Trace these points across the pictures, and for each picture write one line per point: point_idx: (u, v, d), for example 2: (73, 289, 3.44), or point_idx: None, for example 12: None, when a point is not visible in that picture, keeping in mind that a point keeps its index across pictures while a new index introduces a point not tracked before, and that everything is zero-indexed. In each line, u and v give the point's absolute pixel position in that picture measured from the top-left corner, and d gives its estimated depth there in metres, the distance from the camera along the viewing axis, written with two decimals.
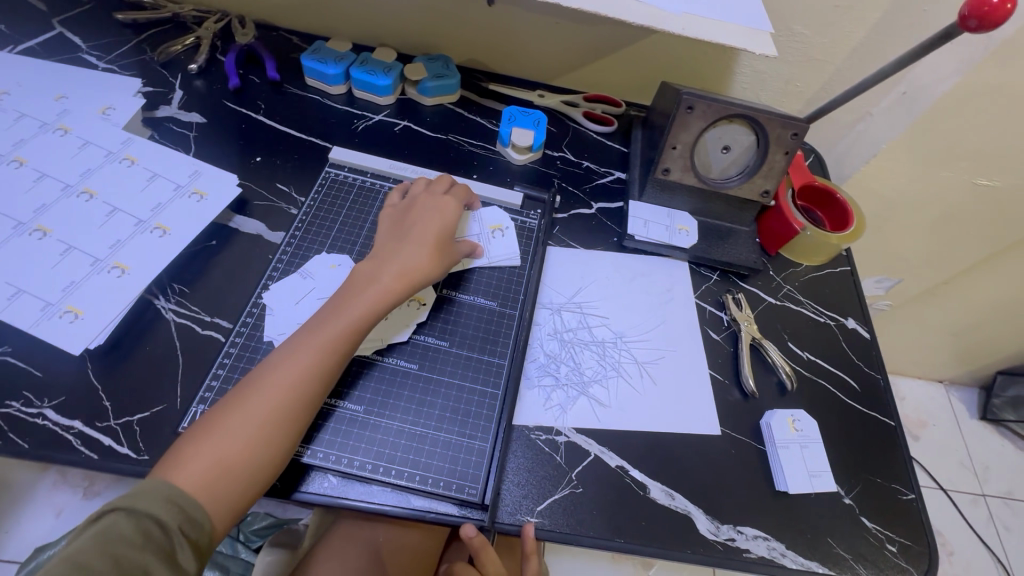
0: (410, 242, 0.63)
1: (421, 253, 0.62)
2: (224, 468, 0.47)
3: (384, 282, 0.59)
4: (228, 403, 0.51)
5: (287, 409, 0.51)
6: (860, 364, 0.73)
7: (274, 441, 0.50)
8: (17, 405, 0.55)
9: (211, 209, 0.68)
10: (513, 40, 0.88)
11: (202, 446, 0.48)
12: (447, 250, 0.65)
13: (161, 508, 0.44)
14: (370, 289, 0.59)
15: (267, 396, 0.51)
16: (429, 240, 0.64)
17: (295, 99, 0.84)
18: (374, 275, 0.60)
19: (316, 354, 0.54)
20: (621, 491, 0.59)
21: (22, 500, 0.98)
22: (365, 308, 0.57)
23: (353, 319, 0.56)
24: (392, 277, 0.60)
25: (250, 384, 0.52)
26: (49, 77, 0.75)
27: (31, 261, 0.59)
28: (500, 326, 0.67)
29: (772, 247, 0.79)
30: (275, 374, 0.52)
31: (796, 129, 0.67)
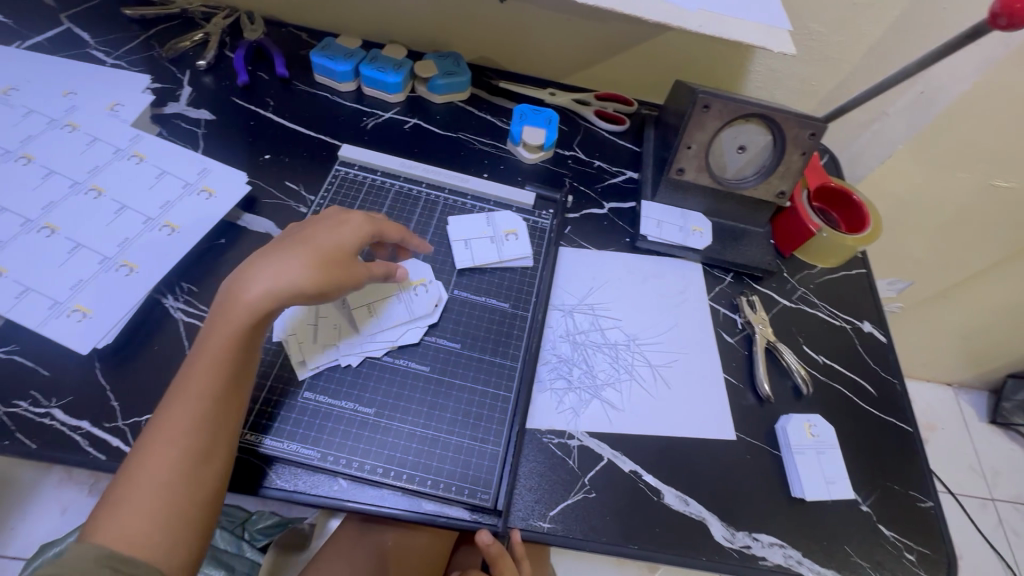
0: (278, 250, 0.53)
1: (298, 258, 0.53)
2: (141, 527, 0.43)
3: (278, 271, 0.51)
4: (129, 463, 0.45)
5: (190, 453, 0.46)
6: (876, 368, 0.72)
7: (194, 478, 0.46)
8: (25, 405, 0.54)
9: (220, 207, 0.67)
10: (525, 37, 0.87)
11: (108, 515, 0.43)
12: (338, 255, 0.55)
13: (107, 554, 0.41)
14: (229, 307, 0.50)
15: (159, 446, 0.45)
16: (308, 244, 0.54)
17: (305, 96, 0.83)
18: (236, 290, 0.50)
19: (216, 359, 0.49)
20: (634, 496, 0.58)
21: (27, 497, 0.98)
22: (233, 330, 0.49)
23: (253, 306, 0.50)
24: (263, 285, 0.51)
25: (155, 426, 0.47)
26: (57, 73, 0.74)
27: (38, 259, 0.58)
28: (502, 313, 0.67)
29: (787, 248, 0.77)
30: (176, 402, 0.47)
31: (814, 129, 0.66)
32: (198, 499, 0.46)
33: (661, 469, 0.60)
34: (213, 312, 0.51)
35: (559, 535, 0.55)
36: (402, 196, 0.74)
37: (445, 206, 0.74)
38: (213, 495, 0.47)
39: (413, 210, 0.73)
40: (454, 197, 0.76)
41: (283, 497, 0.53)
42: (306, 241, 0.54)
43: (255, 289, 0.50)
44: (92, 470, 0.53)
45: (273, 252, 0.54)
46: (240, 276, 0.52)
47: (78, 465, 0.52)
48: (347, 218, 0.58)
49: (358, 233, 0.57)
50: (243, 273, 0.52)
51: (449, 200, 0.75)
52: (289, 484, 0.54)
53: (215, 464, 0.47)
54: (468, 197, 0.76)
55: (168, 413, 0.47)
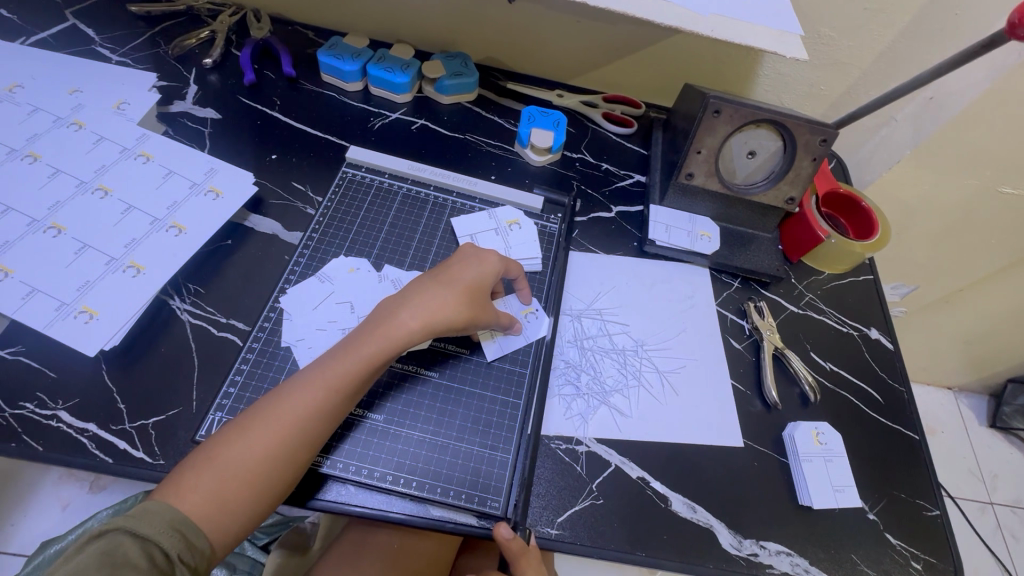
0: (430, 283, 0.58)
1: (449, 296, 0.57)
2: (223, 502, 0.46)
3: (440, 298, 0.56)
4: (236, 429, 0.49)
5: (290, 447, 0.49)
6: (884, 375, 0.72)
7: (271, 478, 0.48)
8: (32, 406, 0.54)
9: (226, 208, 0.66)
10: (534, 39, 0.86)
11: (204, 477, 0.46)
12: (479, 299, 0.58)
13: (163, 533, 0.43)
14: (383, 330, 0.54)
15: (275, 430, 0.49)
16: (461, 284, 0.58)
17: (311, 95, 0.83)
18: (395, 314, 0.55)
19: (340, 382, 0.51)
20: (642, 503, 0.58)
21: (29, 492, 0.98)
22: (376, 352, 0.53)
23: (406, 333, 0.54)
24: (415, 319, 0.55)
25: (259, 413, 0.50)
26: (63, 70, 0.74)
27: (45, 259, 0.58)
28: (522, 340, 0.65)
29: (794, 254, 0.77)
30: (290, 403, 0.50)
31: (825, 135, 0.65)
32: (276, 487, 0.48)
33: (668, 476, 0.60)
34: (367, 320, 0.56)
35: (568, 542, 0.55)
36: (410, 199, 0.74)
37: (452, 209, 0.74)
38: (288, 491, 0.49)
39: (421, 212, 0.73)
40: (461, 200, 0.75)
41: (290, 502, 0.53)
42: (453, 279, 0.58)
43: (412, 319, 0.55)
44: (99, 473, 0.52)
45: (432, 283, 0.58)
46: (399, 301, 0.56)
47: (85, 467, 0.52)
48: (488, 257, 0.62)
49: (491, 276, 0.60)
50: (399, 303, 0.56)
51: (457, 203, 0.75)
52: (301, 491, 0.53)
53: (299, 464, 0.50)
54: (475, 200, 0.76)
55: (279, 411, 0.49)
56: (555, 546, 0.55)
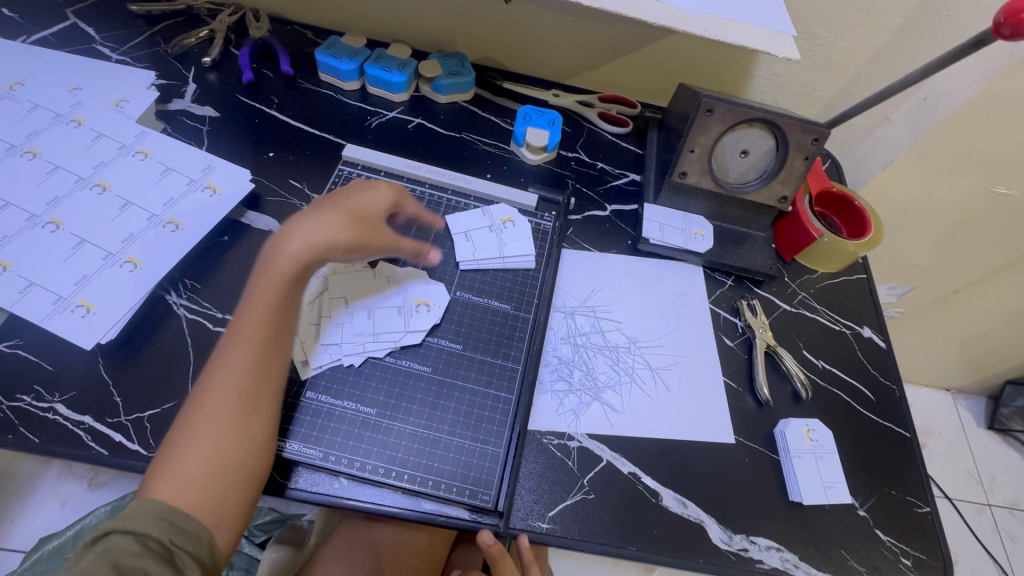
0: (310, 213, 0.59)
1: (327, 220, 0.57)
2: (191, 485, 0.46)
3: (315, 225, 0.57)
4: (186, 414, 0.49)
5: (232, 409, 0.50)
6: (875, 373, 0.72)
7: (238, 444, 0.49)
8: (29, 399, 0.54)
9: (223, 204, 0.67)
10: (530, 39, 0.87)
11: (166, 467, 0.47)
12: (367, 217, 0.60)
13: (154, 519, 0.44)
14: (267, 269, 0.55)
15: (214, 400, 0.50)
16: (340, 207, 0.59)
17: (309, 94, 0.84)
18: (270, 249, 0.56)
19: (251, 323, 0.53)
20: (632, 498, 0.58)
21: (27, 488, 0.99)
22: (272, 288, 0.54)
23: (289, 256, 0.55)
24: (297, 249, 0.56)
25: (200, 389, 0.51)
26: (63, 68, 0.74)
27: (43, 254, 0.59)
28: (515, 332, 0.66)
29: (788, 252, 0.78)
30: (219, 366, 0.51)
31: (817, 135, 0.66)
32: (242, 459, 0.49)
33: (659, 471, 0.60)
34: (256, 263, 0.57)
35: (558, 536, 0.55)
36: None
37: (447, 206, 0.75)
38: (258, 455, 0.50)
39: None
40: (456, 197, 0.76)
41: (283, 495, 0.54)
42: (338, 205, 0.60)
43: (298, 249, 0.55)
44: (94, 465, 0.53)
45: (292, 221, 0.58)
46: (279, 233, 0.57)
47: (80, 459, 0.53)
48: (375, 184, 0.64)
49: (378, 197, 0.63)
50: (276, 237, 0.57)
51: (452, 200, 0.75)
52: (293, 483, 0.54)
53: (249, 426, 0.50)
54: (470, 197, 0.76)
55: (209, 379, 0.51)
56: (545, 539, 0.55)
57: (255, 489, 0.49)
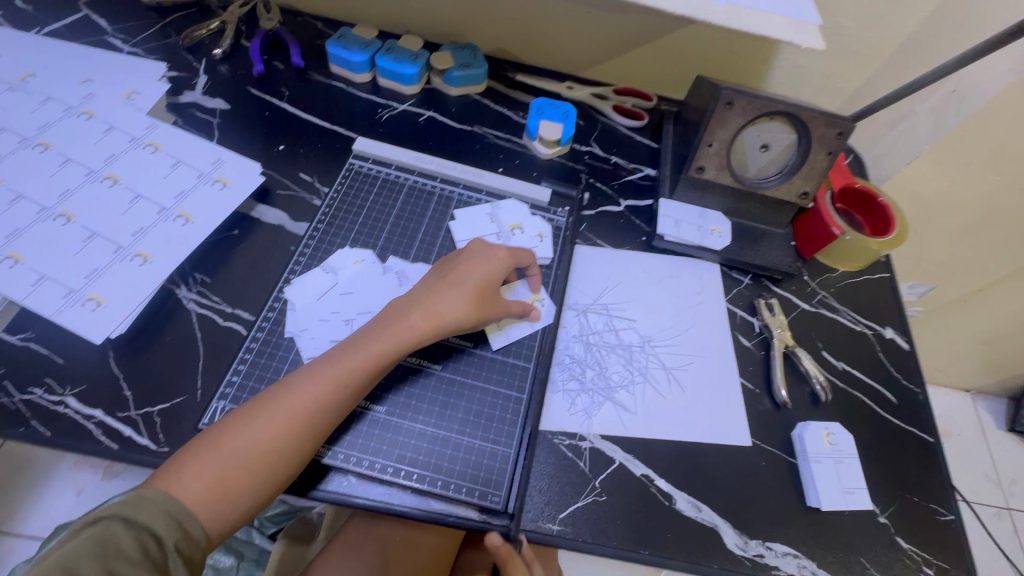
0: (443, 281, 0.58)
1: (458, 299, 0.57)
2: (224, 488, 0.46)
3: (456, 301, 0.57)
4: (233, 422, 0.49)
5: (296, 435, 0.49)
6: (898, 376, 0.70)
7: (272, 473, 0.48)
8: (40, 392, 0.55)
9: (233, 197, 0.67)
10: (544, 29, 0.85)
11: (205, 463, 0.47)
12: (491, 297, 0.59)
13: (160, 522, 0.44)
14: (398, 329, 0.54)
15: (280, 421, 0.49)
16: (472, 284, 0.58)
17: (319, 86, 0.83)
18: (405, 314, 0.55)
19: (355, 374, 0.52)
20: (641, 497, 0.58)
21: (45, 477, 1.08)
22: (393, 348, 0.54)
23: (413, 329, 0.55)
24: (424, 319, 0.55)
25: (263, 406, 0.50)
26: (74, 60, 0.74)
27: (54, 247, 0.59)
28: (530, 326, 0.65)
29: (808, 251, 0.75)
30: (292, 398, 0.50)
31: (841, 128, 0.64)
32: (278, 480, 0.49)
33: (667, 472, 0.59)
34: (382, 313, 0.56)
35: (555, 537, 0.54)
36: (416, 191, 0.73)
37: (458, 200, 0.73)
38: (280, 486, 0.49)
39: (427, 205, 0.72)
40: (467, 192, 0.74)
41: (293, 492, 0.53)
42: (461, 277, 0.59)
43: (422, 322, 0.55)
44: (104, 459, 0.53)
45: (440, 285, 0.58)
46: (412, 300, 0.57)
47: (91, 453, 0.53)
48: (499, 253, 0.62)
49: (499, 269, 0.61)
50: (409, 302, 0.57)
51: (463, 195, 0.74)
52: (303, 480, 0.54)
53: (300, 455, 0.49)
54: (482, 192, 0.75)
55: (286, 404, 0.49)
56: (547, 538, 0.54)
57: (260, 507, 0.49)
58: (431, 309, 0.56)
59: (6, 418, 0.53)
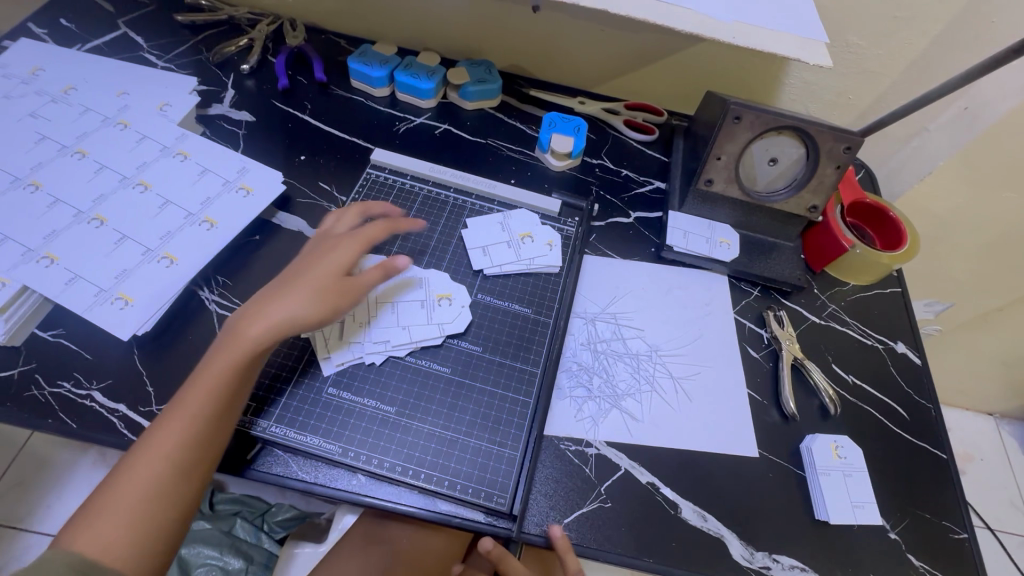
0: (287, 282, 0.57)
1: (284, 295, 0.56)
2: (121, 533, 0.45)
3: (285, 297, 0.55)
4: (119, 470, 0.48)
5: (181, 462, 0.49)
6: (910, 391, 0.69)
7: (165, 505, 0.47)
8: (68, 385, 0.57)
9: (256, 205, 0.69)
10: (558, 46, 0.87)
11: (96, 515, 0.46)
12: (343, 284, 0.58)
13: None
14: (230, 341, 0.53)
15: (162, 451, 0.48)
16: (301, 281, 0.57)
17: (341, 100, 0.86)
18: (233, 325, 0.54)
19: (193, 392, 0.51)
20: (594, 486, 0.58)
21: (65, 475, 1.13)
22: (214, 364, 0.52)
23: (256, 335, 0.53)
24: (252, 325, 0.54)
25: (143, 445, 0.49)
26: (112, 74, 0.78)
27: (86, 249, 0.62)
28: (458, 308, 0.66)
29: (818, 264, 0.76)
30: (170, 427, 0.49)
31: (849, 143, 0.65)
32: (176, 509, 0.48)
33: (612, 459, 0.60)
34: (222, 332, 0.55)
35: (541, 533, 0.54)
36: (430, 201, 0.75)
37: (471, 210, 0.75)
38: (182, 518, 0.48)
39: (440, 214, 0.74)
40: (480, 202, 0.76)
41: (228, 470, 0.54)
42: (298, 278, 0.57)
43: (261, 332, 0.53)
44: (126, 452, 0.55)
45: (271, 290, 0.57)
46: (246, 310, 0.55)
47: (113, 446, 0.55)
48: (340, 244, 0.60)
49: (342, 259, 0.59)
50: (244, 312, 0.55)
51: (476, 205, 0.76)
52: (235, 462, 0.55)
53: (188, 482, 0.49)
54: (494, 202, 0.77)
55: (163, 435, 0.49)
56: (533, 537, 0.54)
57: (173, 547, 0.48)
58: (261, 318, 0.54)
59: (36, 410, 0.55)
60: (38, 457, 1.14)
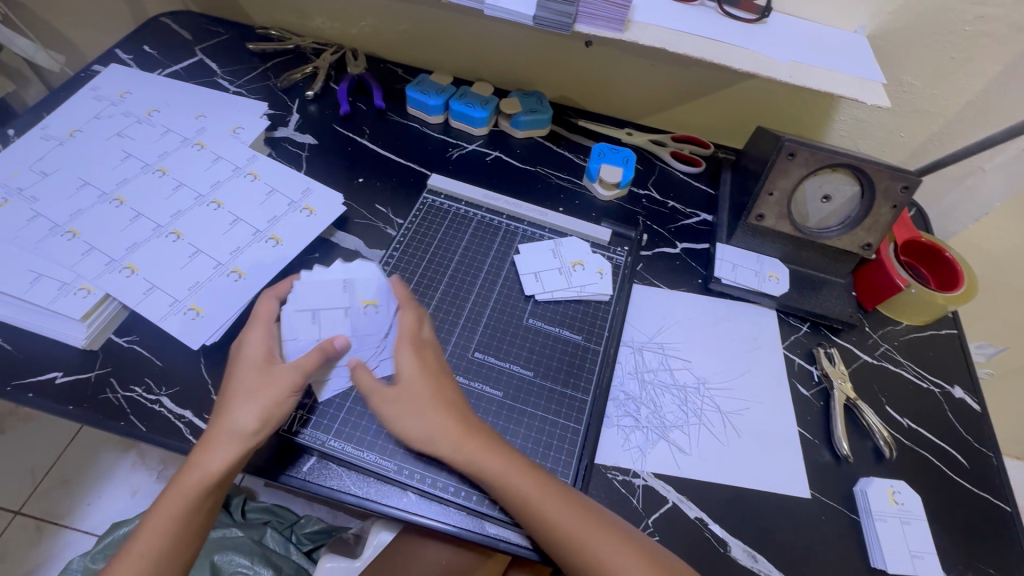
0: (236, 392, 0.53)
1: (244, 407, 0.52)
2: None
3: (243, 410, 0.52)
4: None
5: None
6: (969, 438, 0.67)
7: None
8: (139, 390, 0.60)
9: (318, 224, 0.73)
10: (609, 80, 0.90)
11: None
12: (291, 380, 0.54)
13: None
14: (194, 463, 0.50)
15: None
16: (253, 389, 0.53)
17: (397, 126, 0.90)
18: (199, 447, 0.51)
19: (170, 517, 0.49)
20: (464, 426, 0.55)
21: (107, 475, 1.17)
22: (189, 487, 0.50)
23: (216, 461, 0.50)
24: (213, 450, 0.51)
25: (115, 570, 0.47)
26: (191, 97, 0.84)
27: (163, 261, 0.65)
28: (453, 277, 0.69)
29: (870, 302, 0.75)
30: (140, 552, 0.48)
31: (907, 182, 0.64)
32: None
33: (452, 392, 0.57)
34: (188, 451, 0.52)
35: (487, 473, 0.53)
36: (483, 226, 0.78)
37: (522, 236, 0.77)
38: None
39: (493, 239, 0.76)
40: (531, 228, 0.78)
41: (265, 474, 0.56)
42: (246, 383, 0.54)
43: (214, 463, 0.50)
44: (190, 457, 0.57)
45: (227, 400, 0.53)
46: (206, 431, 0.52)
47: (179, 451, 0.57)
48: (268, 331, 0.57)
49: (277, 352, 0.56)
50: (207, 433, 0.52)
51: (526, 231, 0.78)
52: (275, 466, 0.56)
53: None
54: (544, 229, 0.78)
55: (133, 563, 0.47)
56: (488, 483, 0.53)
57: None
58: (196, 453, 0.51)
59: (109, 412, 0.58)
60: (83, 456, 1.19)
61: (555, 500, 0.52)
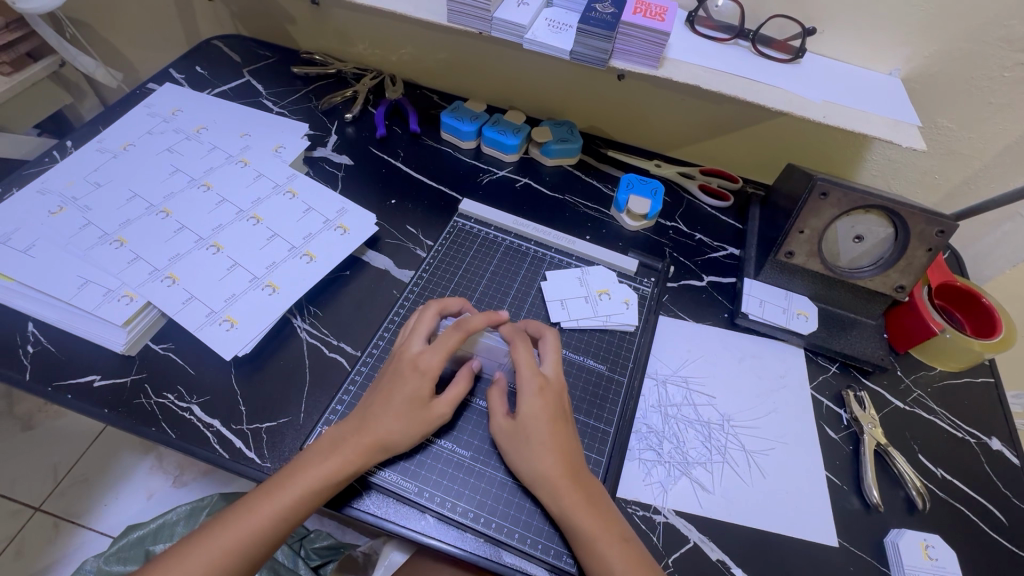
0: (371, 409, 0.57)
1: (384, 423, 0.55)
2: None
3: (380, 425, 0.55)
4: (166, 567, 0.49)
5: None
6: (1007, 493, 0.64)
7: None
8: (171, 397, 0.62)
9: (352, 243, 0.75)
10: (640, 112, 0.91)
11: None
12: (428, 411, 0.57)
13: None
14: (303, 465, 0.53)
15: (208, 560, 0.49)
16: (392, 410, 0.56)
17: (430, 150, 0.93)
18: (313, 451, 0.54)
19: (266, 510, 0.51)
20: (572, 475, 0.55)
21: (126, 476, 1.19)
22: (295, 487, 0.52)
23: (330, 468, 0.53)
24: (330, 457, 0.54)
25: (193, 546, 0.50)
26: (237, 117, 0.88)
27: (203, 272, 0.68)
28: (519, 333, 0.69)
29: (902, 345, 0.73)
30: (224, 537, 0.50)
31: (943, 227, 0.64)
32: None
33: (570, 437, 0.57)
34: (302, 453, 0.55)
35: (568, 516, 0.53)
36: (511, 251, 0.79)
37: (549, 262, 0.78)
38: None
39: (520, 265, 0.77)
40: (558, 256, 0.79)
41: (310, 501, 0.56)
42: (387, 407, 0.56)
43: (322, 473, 0.53)
44: (215, 466, 0.58)
45: (363, 417, 0.56)
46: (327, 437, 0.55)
47: (205, 459, 0.58)
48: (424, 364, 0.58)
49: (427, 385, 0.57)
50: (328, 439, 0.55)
51: (553, 258, 0.79)
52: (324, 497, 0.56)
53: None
54: (571, 257, 0.79)
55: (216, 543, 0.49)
56: (559, 520, 0.54)
57: None
58: (292, 481, 0.52)
59: (142, 417, 0.60)
60: (106, 456, 1.22)
61: (588, 509, 0.53)
